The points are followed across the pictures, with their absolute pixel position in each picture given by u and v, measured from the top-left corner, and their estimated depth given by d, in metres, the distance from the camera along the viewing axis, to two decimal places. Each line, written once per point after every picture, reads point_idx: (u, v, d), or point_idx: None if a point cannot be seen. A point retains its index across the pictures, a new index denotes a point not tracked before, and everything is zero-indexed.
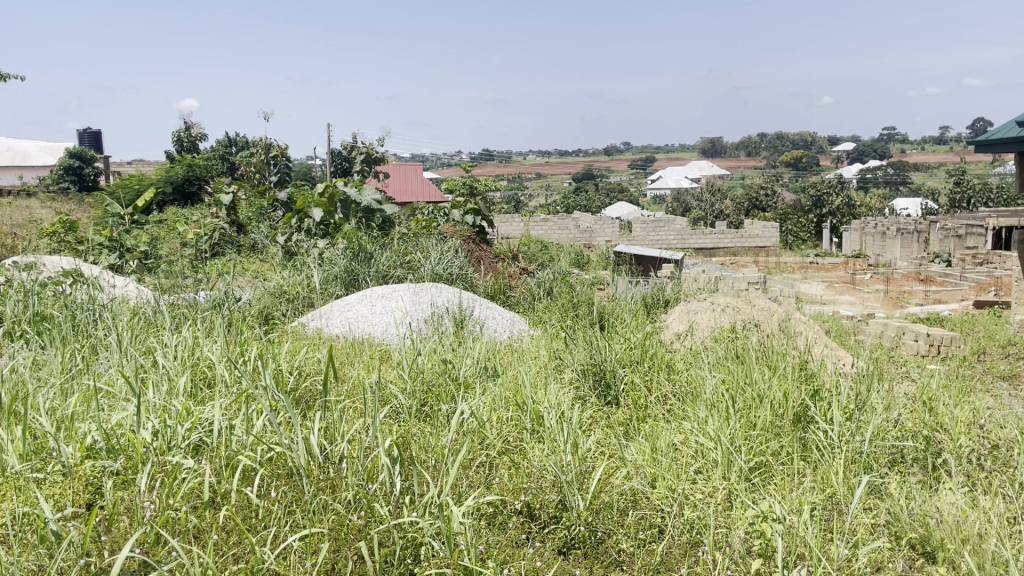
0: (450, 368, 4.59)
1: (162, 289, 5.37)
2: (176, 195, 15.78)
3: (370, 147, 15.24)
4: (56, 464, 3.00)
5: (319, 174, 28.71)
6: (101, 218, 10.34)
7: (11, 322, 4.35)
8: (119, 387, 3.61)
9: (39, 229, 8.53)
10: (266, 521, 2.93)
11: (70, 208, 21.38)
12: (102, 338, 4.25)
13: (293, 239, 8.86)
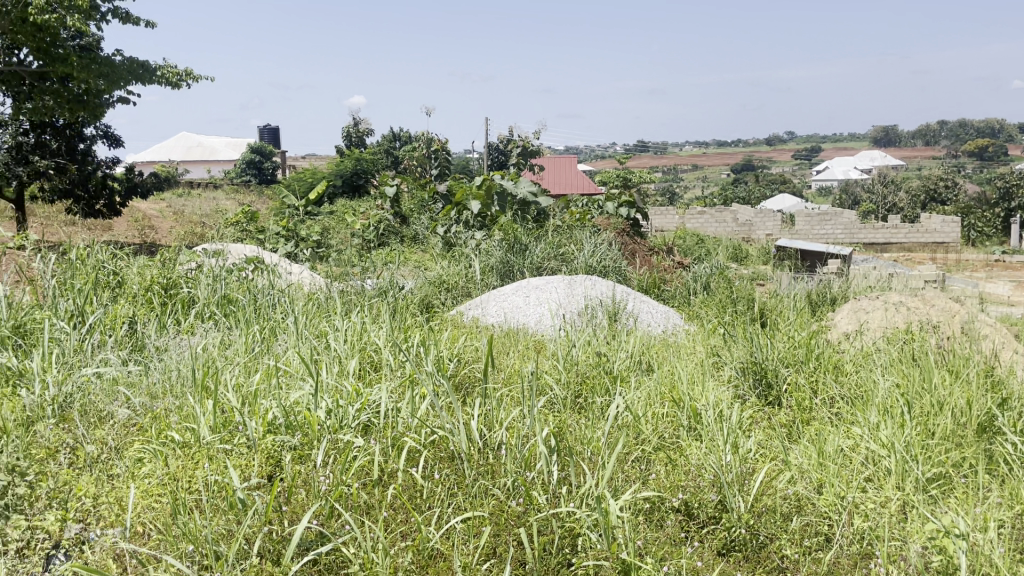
0: (604, 360, 4.56)
1: (332, 276, 5.67)
2: (345, 188, 16.63)
3: (525, 140, 15.44)
4: (242, 437, 3.23)
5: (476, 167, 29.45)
6: (278, 209, 11.06)
7: (202, 304, 4.73)
8: (296, 368, 3.84)
9: (226, 220, 9.26)
10: (430, 501, 3.03)
11: (252, 201, 23.10)
12: (279, 322, 4.53)
13: (452, 231, 9.11)
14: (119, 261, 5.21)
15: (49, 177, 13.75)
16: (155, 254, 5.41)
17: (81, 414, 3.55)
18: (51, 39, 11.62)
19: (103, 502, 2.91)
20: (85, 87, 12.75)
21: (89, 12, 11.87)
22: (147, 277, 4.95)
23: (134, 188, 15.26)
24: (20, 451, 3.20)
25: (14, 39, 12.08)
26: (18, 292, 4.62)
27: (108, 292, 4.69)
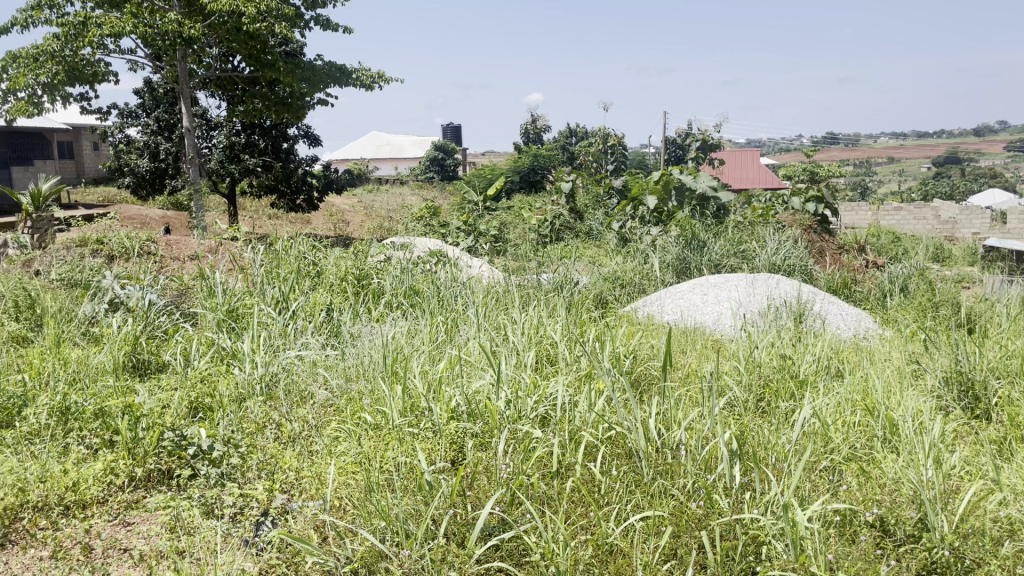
0: (789, 364, 4.35)
1: (510, 270, 5.78)
2: (522, 184, 16.96)
3: (705, 133, 15.05)
4: (428, 422, 3.36)
5: (653, 164, 29.14)
6: (459, 204, 11.43)
7: (389, 295, 4.98)
8: (477, 358, 3.94)
9: (411, 215, 9.69)
10: (608, 497, 3.01)
11: (436, 196, 24.11)
12: (460, 314, 4.69)
13: (627, 226, 9.06)
14: (317, 252, 5.59)
15: (256, 174, 14.98)
16: (349, 246, 5.76)
17: (285, 393, 3.85)
18: (262, 47, 12.63)
19: (305, 476, 3.13)
20: (290, 90, 13.76)
21: (295, 20, 12.78)
22: (341, 268, 5.28)
23: (328, 184, 16.34)
24: (234, 425, 3.52)
25: (231, 48, 13.24)
26: (232, 279, 5.07)
27: (307, 281, 5.04)
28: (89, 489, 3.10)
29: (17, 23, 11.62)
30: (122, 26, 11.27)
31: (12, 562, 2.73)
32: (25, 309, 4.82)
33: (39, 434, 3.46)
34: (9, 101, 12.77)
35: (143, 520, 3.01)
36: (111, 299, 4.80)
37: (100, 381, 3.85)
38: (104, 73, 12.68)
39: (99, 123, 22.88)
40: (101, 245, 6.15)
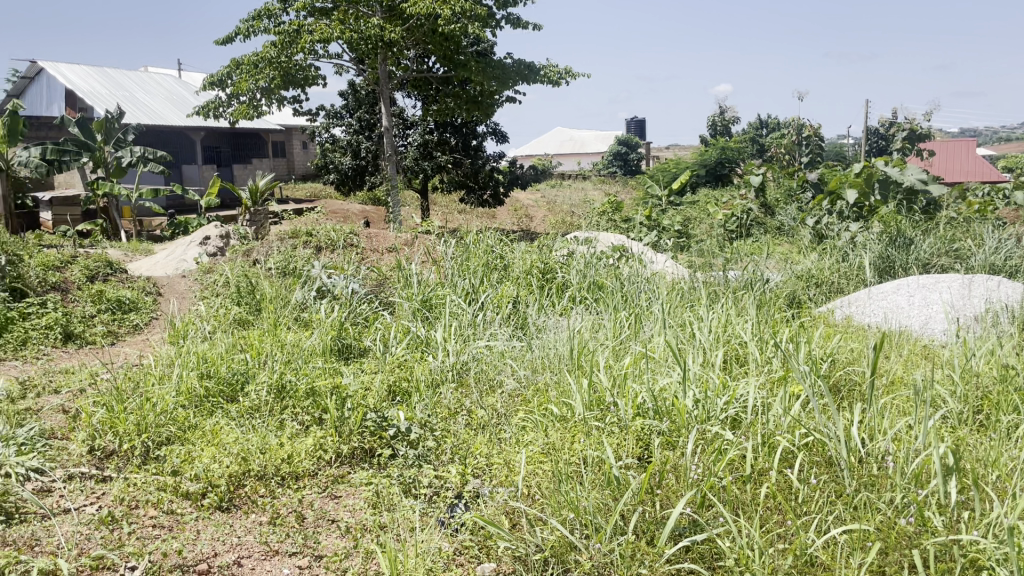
0: (1013, 375, 3.94)
1: (697, 266, 5.65)
2: (708, 178, 16.57)
3: (912, 122, 13.97)
4: (614, 417, 3.33)
5: (852, 156, 27.51)
6: (642, 199, 11.32)
7: (573, 289, 5.03)
8: (662, 355, 3.87)
9: (595, 210, 9.75)
10: (807, 506, 2.86)
11: (619, 191, 24.08)
12: (644, 309, 4.65)
13: (823, 223, 8.64)
14: (505, 245, 5.73)
15: (445, 170, 15.58)
16: (535, 239, 5.87)
17: (475, 380, 4.00)
18: (455, 47, 13.08)
19: (495, 463, 3.22)
20: (480, 88, 14.18)
21: (488, 20, 13.13)
22: (527, 261, 5.38)
23: (513, 179, 16.71)
24: (429, 410, 3.71)
25: (427, 49, 13.81)
26: (426, 271, 5.32)
27: (495, 274, 5.20)
28: (301, 462, 3.37)
29: (241, 33, 12.75)
30: (330, 32, 12.10)
31: (236, 524, 3.01)
32: (246, 294, 5.30)
33: (258, 409, 3.79)
34: (233, 104, 14.06)
35: (348, 494, 3.24)
36: (319, 287, 5.19)
37: (311, 362, 4.17)
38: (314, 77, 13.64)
39: (308, 124, 24.59)
40: (310, 237, 6.63)
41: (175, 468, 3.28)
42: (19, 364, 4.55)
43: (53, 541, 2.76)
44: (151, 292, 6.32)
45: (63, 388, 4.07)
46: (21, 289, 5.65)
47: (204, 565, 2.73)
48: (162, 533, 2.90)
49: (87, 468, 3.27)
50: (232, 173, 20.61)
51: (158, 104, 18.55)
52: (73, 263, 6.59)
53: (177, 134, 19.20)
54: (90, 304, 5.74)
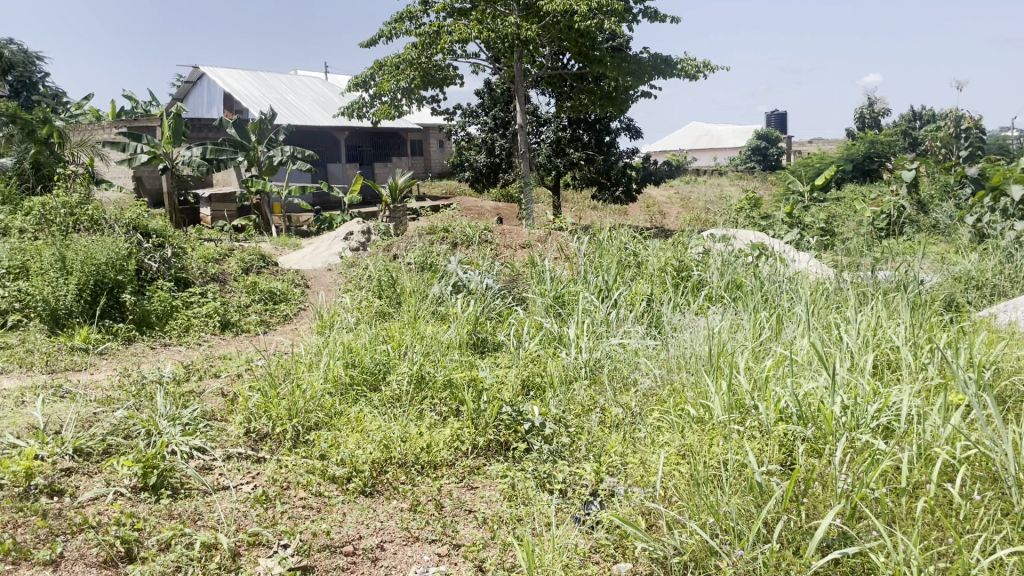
0: None
1: (843, 266, 5.40)
2: (855, 173, 15.79)
3: None
4: (755, 421, 3.23)
5: (1017, 149, 25.44)
6: (783, 195, 10.93)
7: (710, 288, 4.92)
8: (805, 357, 3.71)
9: (733, 207, 9.49)
10: (970, 523, 2.66)
11: (756, 187, 23.33)
12: (785, 310, 4.49)
13: (985, 221, 8.06)
14: (640, 243, 5.67)
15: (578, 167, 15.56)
16: (669, 237, 5.77)
17: (609, 378, 3.98)
18: (591, 43, 13.04)
19: (631, 462, 3.18)
20: (615, 84, 14.09)
21: (624, 15, 13.02)
22: (662, 259, 5.30)
23: (646, 175, 16.37)
24: (563, 406, 3.74)
25: (561, 47, 13.85)
26: (560, 267, 5.34)
27: (630, 271, 5.15)
28: (439, 451, 3.47)
29: (384, 35, 13.20)
30: (468, 32, 12.35)
31: (379, 509, 3.12)
32: (386, 288, 5.50)
33: (399, 399, 3.93)
34: (375, 104, 14.59)
35: (484, 485, 3.31)
36: (456, 282, 5.32)
37: (448, 354, 4.29)
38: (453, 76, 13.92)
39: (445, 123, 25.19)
40: (446, 233, 6.79)
41: (323, 452, 3.44)
42: (183, 349, 4.91)
43: (213, 516, 2.95)
44: (299, 284, 6.66)
45: (222, 372, 4.36)
46: (185, 279, 6.08)
47: (349, 547, 2.85)
48: (311, 514, 3.05)
49: (244, 449, 3.48)
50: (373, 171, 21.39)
51: (304, 106, 19.51)
52: (231, 255, 7.04)
53: (323, 134, 20.13)
54: (245, 294, 6.12)
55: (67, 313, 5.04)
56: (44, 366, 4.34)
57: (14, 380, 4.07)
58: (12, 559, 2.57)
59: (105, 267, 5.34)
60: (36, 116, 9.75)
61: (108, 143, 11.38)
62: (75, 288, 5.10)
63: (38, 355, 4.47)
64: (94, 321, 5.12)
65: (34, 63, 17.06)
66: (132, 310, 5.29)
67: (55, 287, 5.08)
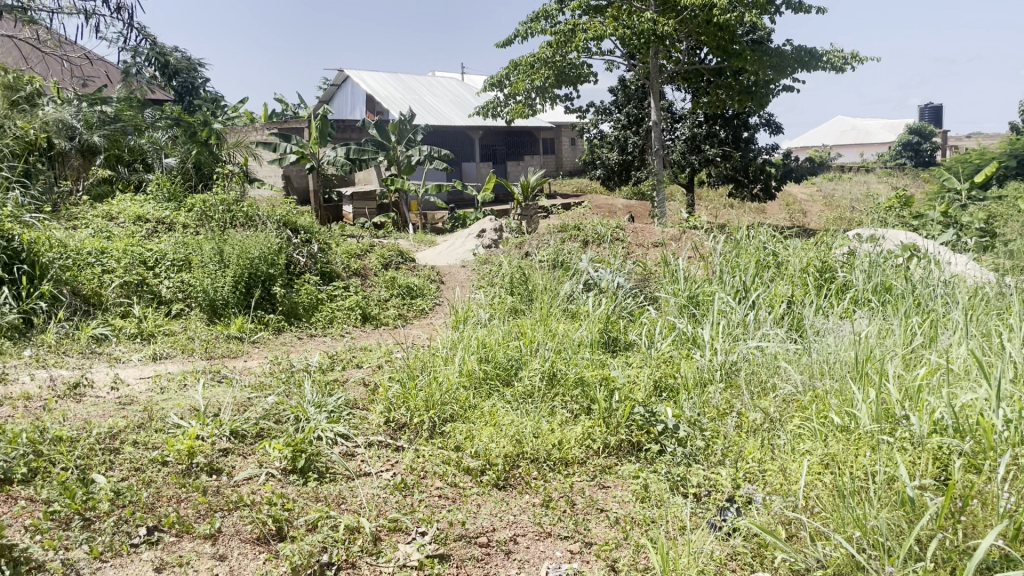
0: None
1: (1006, 270, 5.02)
2: (1019, 169, 14.63)
3: None
4: (906, 432, 3.04)
5: None
6: (938, 193, 10.27)
7: (856, 291, 4.70)
8: (963, 367, 3.47)
9: (882, 206, 9.01)
10: None
11: (906, 184, 22.01)
12: (940, 316, 4.23)
13: None
14: (780, 242, 5.48)
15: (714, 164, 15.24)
16: (812, 237, 5.55)
17: (746, 382, 3.87)
18: (730, 37, 12.66)
19: (770, 469, 3.08)
20: (755, 78, 13.69)
21: (766, 7, 12.60)
22: (804, 259, 5.10)
23: (786, 173, 15.86)
24: (698, 408, 3.67)
25: (699, 41, 13.57)
26: (694, 267, 5.24)
27: (768, 271, 4.99)
28: (571, 449, 3.49)
29: (519, 35, 13.35)
30: (604, 30, 12.31)
31: (512, 502, 3.17)
32: (518, 285, 5.57)
33: (531, 395, 3.98)
34: (509, 103, 14.80)
35: (617, 485, 3.30)
36: (587, 280, 5.32)
37: (580, 352, 4.29)
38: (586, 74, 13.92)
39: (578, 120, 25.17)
40: (578, 231, 6.81)
41: (458, 444, 3.53)
42: (328, 340, 5.15)
43: (356, 501, 3.08)
44: (435, 280, 6.84)
45: (364, 363, 4.55)
46: (330, 273, 6.38)
47: (483, 538, 2.91)
48: (447, 503, 3.13)
49: (384, 437, 3.61)
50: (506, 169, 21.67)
51: (440, 106, 20.01)
52: (372, 251, 7.33)
53: (458, 133, 20.58)
54: (384, 289, 6.35)
55: (224, 304, 5.40)
56: (204, 352, 4.66)
57: (179, 365, 4.40)
58: (176, 531, 2.77)
59: (259, 261, 5.72)
60: (197, 119, 10.19)
61: (260, 144, 12.09)
62: (231, 280, 5.45)
63: (199, 342, 4.81)
64: (248, 312, 5.46)
65: (196, 69, 18.34)
66: (282, 302, 5.60)
67: (215, 279, 5.45)
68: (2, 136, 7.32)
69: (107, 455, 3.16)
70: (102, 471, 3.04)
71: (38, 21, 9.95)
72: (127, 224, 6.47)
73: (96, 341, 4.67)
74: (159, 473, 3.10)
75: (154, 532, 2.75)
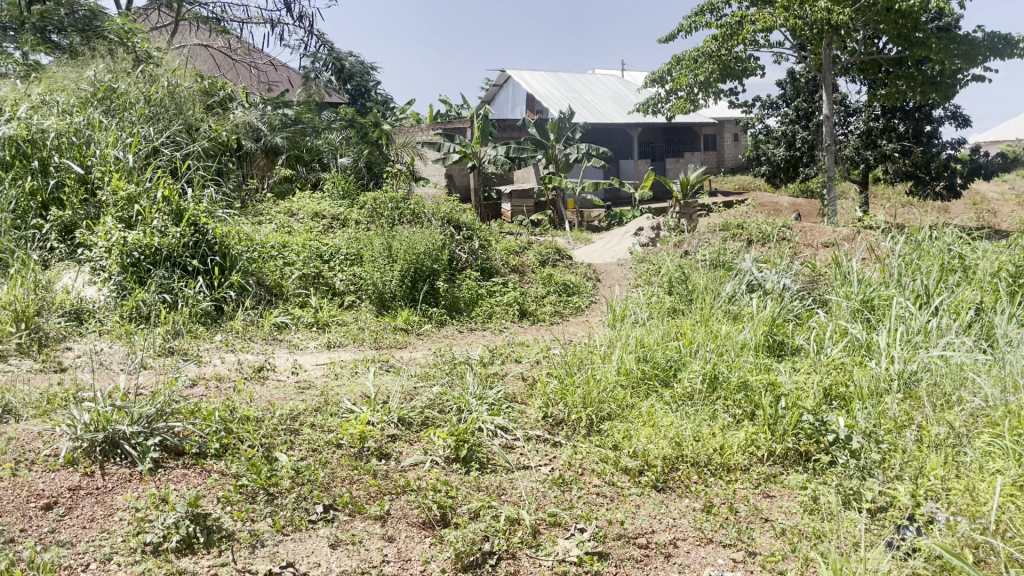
0: None
1: None
2: None
3: None
4: None
5: None
6: None
7: None
8: None
9: None
10: None
11: None
12: None
13: None
14: (968, 245, 5.09)
15: (892, 160, 14.44)
16: (1006, 239, 5.11)
17: (927, 393, 3.62)
18: (913, 24, 11.90)
19: (955, 488, 2.87)
20: (940, 68, 12.74)
21: None
22: (995, 263, 4.71)
23: (973, 170, 14.70)
24: (872, 419, 3.46)
25: (878, 30, 12.79)
26: (869, 269, 4.96)
27: (954, 276, 4.63)
28: (733, 455, 3.38)
29: (683, 30, 13.12)
30: (774, 20, 11.87)
31: (671, 505, 3.11)
32: (677, 284, 5.48)
33: (691, 397, 3.89)
34: (671, 100, 14.57)
35: (783, 495, 3.17)
36: (751, 281, 5.17)
37: (743, 355, 4.16)
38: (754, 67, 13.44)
39: (741, 116, 24.37)
40: (741, 230, 6.60)
41: (616, 443, 3.50)
42: (488, 334, 5.27)
43: (516, 492, 3.14)
44: (591, 278, 6.84)
45: (522, 358, 4.62)
46: (489, 269, 6.53)
47: (642, 539, 2.87)
48: (606, 501, 3.12)
49: (542, 432, 3.65)
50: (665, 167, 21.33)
51: (599, 103, 19.97)
52: (530, 248, 7.43)
53: (616, 131, 20.47)
54: (542, 286, 6.42)
55: (392, 297, 5.66)
56: (373, 342, 4.90)
57: (351, 353, 4.64)
58: (350, 511, 2.93)
59: (424, 256, 5.93)
60: (370, 120, 10.46)
61: (426, 143, 12.55)
62: (399, 274, 5.69)
63: (368, 332, 5.05)
64: (414, 305, 5.69)
65: (367, 73, 19.27)
66: (444, 297, 5.80)
67: (383, 272, 5.71)
68: (199, 138, 8.01)
69: (288, 436, 3.38)
70: (284, 450, 3.25)
71: (230, 32, 10.84)
72: (305, 220, 6.90)
73: (278, 329, 5.02)
74: (333, 455, 3.28)
75: (330, 510, 2.91)
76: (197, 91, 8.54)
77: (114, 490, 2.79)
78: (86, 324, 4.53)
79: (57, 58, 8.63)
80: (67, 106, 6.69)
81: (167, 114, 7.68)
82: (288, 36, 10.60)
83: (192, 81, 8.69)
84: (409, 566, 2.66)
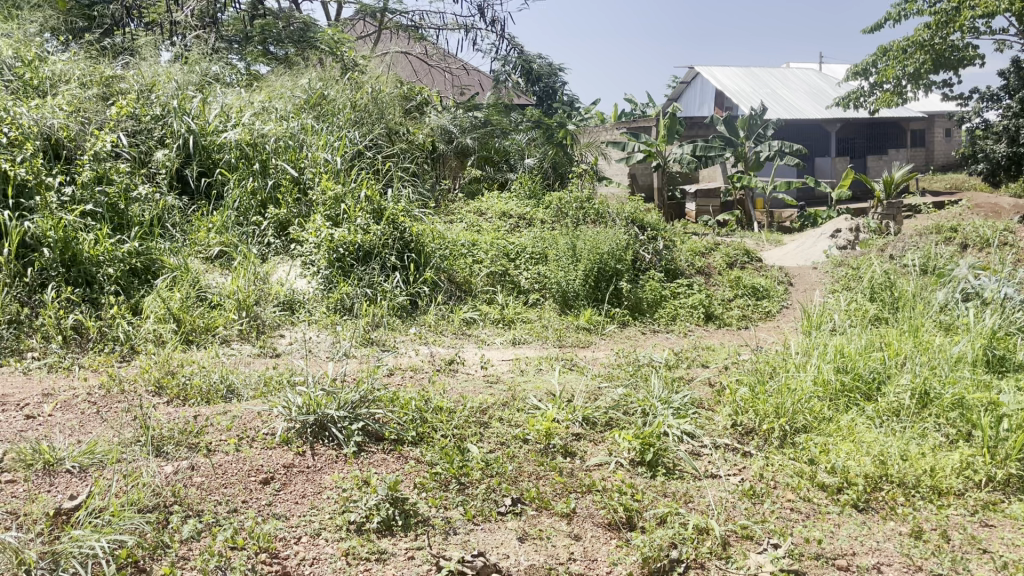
0: None
1: None
2: None
3: None
4: None
5: None
6: None
7: None
8: None
9: None
10: None
11: None
12: None
13: None
14: None
15: None
16: None
17: None
18: None
19: None
20: None
21: None
22: None
23: None
24: None
25: None
26: None
27: None
28: (946, 478, 3.12)
29: (892, 19, 12.28)
30: (998, 4, 10.84)
31: (874, 528, 2.91)
32: (881, 291, 5.14)
33: (897, 413, 3.63)
34: (874, 93, 13.70)
35: (1005, 525, 2.88)
36: (966, 290, 4.77)
37: (958, 371, 3.84)
38: (972, 56, 12.42)
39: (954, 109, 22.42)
40: (956, 233, 6.09)
41: (811, 457, 3.33)
42: (672, 337, 5.19)
43: (704, 501, 3.06)
44: (783, 282, 6.55)
45: (710, 362, 4.50)
46: (674, 270, 6.42)
47: (843, 561, 2.70)
48: (802, 518, 2.97)
49: (731, 440, 3.53)
50: (866, 165, 19.97)
51: (793, 98, 19.06)
52: (717, 249, 7.22)
53: (811, 127, 19.43)
54: (729, 289, 6.24)
55: (575, 296, 5.71)
56: (557, 341, 4.96)
57: (536, 350, 4.72)
58: (537, 506, 2.98)
59: (608, 256, 5.93)
60: (557, 121, 10.65)
61: (610, 143, 12.53)
62: (583, 273, 5.74)
63: (553, 330, 5.13)
64: (597, 304, 5.72)
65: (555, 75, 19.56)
66: (627, 297, 5.77)
67: (568, 271, 5.78)
68: (398, 141, 8.48)
69: (478, 428, 3.49)
70: (474, 442, 3.36)
71: (427, 39, 11.36)
72: (493, 219, 7.12)
73: (467, 324, 5.20)
74: (521, 450, 3.35)
75: (517, 504, 2.97)
76: (397, 96, 9.03)
77: (323, 470, 3.00)
78: (298, 314, 4.92)
79: (275, 68, 9.42)
80: (284, 112, 7.30)
81: (370, 119, 8.19)
82: (481, 41, 10.97)
83: (393, 86, 9.20)
84: (596, 566, 2.66)
